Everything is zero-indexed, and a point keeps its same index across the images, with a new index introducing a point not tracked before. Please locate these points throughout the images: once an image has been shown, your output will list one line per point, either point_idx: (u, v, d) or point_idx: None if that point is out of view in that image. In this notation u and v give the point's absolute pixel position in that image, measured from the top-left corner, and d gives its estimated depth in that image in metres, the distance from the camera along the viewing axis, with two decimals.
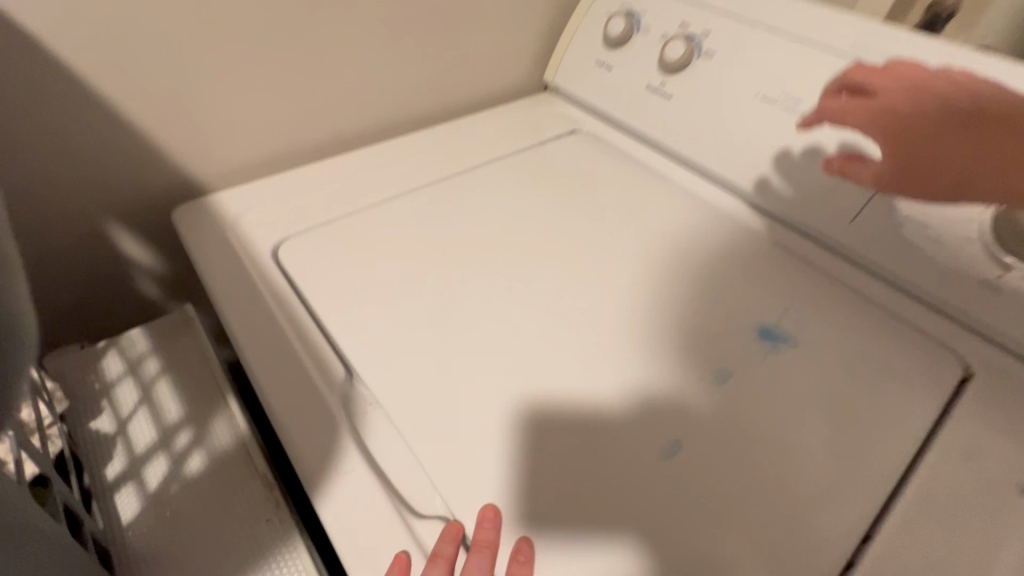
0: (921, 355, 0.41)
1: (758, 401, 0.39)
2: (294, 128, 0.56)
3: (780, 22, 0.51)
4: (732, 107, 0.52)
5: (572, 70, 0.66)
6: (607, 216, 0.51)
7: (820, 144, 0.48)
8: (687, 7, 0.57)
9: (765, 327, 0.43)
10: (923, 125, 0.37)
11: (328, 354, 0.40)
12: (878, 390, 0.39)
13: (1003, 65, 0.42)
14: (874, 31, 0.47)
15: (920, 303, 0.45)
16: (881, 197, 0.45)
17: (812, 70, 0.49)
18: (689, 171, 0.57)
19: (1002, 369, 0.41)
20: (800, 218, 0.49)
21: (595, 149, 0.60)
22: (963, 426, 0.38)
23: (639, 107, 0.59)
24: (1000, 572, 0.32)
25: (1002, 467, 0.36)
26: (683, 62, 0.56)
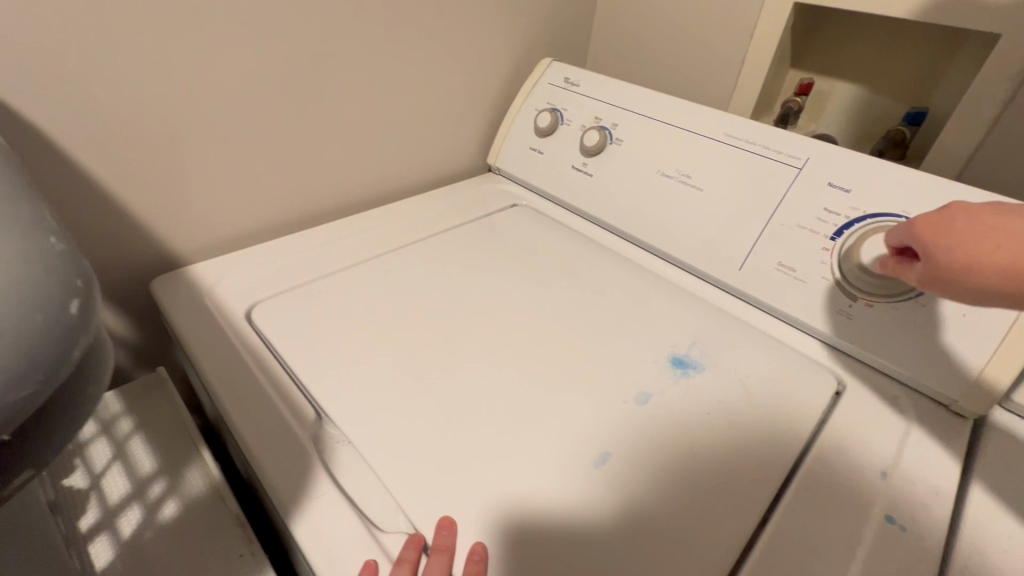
0: (801, 373, 0.50)
1: (671, 418, 0.45)
2: (270, 208, 0.64)
3: (666, 115, 0.65)
4: (640, 184, 0.66)
5: (511, 154, 0.79)
6: (545, 273, 0.61)
7: (707, 209, 0.60)
8: (597, 103, 0.72)
9: (677, 357, 0.50)
10: (956, 228, 0.38)
11: (299, 399, 0.44)
12: (769, 402, 0.47)
13: (821, 147, 0.55)
14: (735, 121, 0.61)
15: (798, 331, 0.55)
16: (757, 249, 0.57)
17: (693, 153, 0.62)
18: (613, 236, 0.68)
19: (862, 380, 0.50)
20: (699, 271, 0.61)
21: (535, 219, 0.72)
22: (837, 427, 0.46)
23: (568, 184, 0.72)
24: (883, 541, 0.38)
25: (870, 456, 0.43)
26: (599, 146, 0.69)
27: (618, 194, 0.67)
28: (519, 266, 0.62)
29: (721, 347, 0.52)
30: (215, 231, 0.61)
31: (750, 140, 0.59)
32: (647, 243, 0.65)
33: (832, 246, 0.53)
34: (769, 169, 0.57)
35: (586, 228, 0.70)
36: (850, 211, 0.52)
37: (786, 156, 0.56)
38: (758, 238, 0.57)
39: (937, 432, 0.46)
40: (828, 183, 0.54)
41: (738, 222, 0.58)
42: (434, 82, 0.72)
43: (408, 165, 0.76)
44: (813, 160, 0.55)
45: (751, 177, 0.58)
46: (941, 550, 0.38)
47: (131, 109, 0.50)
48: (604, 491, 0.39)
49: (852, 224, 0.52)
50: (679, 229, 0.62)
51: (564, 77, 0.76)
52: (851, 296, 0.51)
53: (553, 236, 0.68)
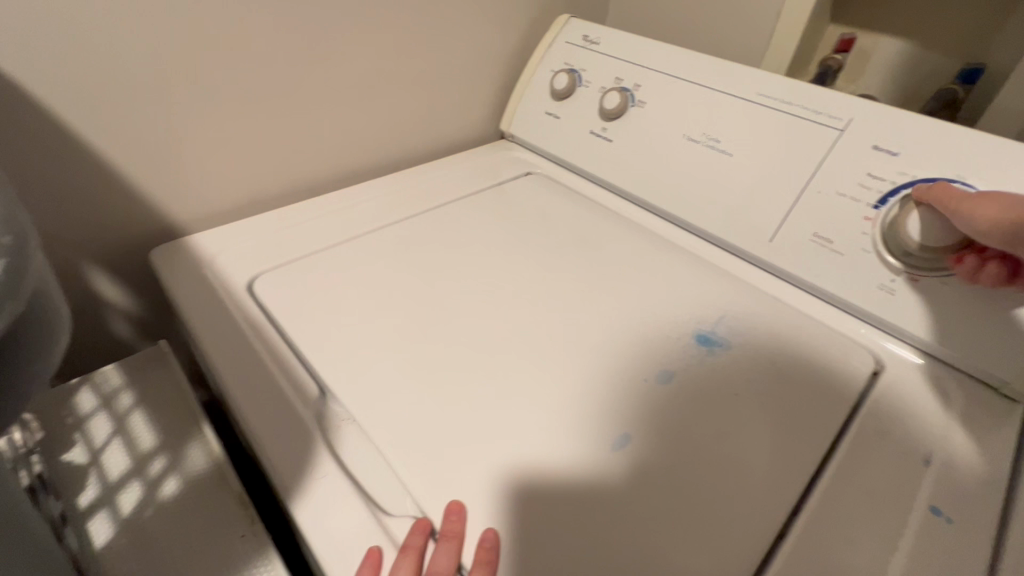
0: (836, 352, 0.46)
1: (696, 399, 0.42)
2: (273, 175, 0.61)
3: (695, 74, 0.60)
4: (663, 149, 0.61)
5: (526, 119, 0.75)
6: (562, 245, 0.57)
7: (736, 175, 0.56)
8: (619, 62, 0.66)
9: (703, 334, 0.47)
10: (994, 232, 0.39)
11: (302, 375, 0.42)
12: (804, 383, 0.43)
13: (872, 106, 0.50)
14: (773, 80, 0.55)
15: (833, 307, 0.51)
16: (791, 218, 0.53)
17: (723, 115, 0.57)
18: (633, 205, 0.64)
19: (905, 359, 0.47)
20: (726, 242, 0.57)
21: (550, 189, 0.68)
22: (876, 411, 0.43)
23: (586, 150, 0.68)
24: (927, 534, 0.35)
25: (912, 442, 0.40)
26: (620, 110, 0.64)
27: (640, 160, 0.63)
28: (532, 238, 0.58)
29: (750, 323, 0.48)
30: (216, 199, 0.58)
31: (785, 100, 0.54)
32: (670, 213, 0.61)
33: (875, 215, 0.48)
34: (807, 131, 0.52)
35: (604, 197, 0.66)
36: (897, 176, 0.47)
37: (826, 117, 0.52)
38: (791, 207, 0.53)
39: (986, 417, 0.42)
40: (873, 146, 0.49)
41: (771, 189, 0.54)
42: (444, 42, 0.68)
43: (416, 130, 0.72)
44: (856, 121, 0.50)
45: (786, 141, 0.53)
46: (992, 544, 0.35)
47: (122, 67, 0.46)
48: (624, 474, 0.37)
49: (898, 191, 0.47)
50: (704, 197, 0.58)
51: (584, 34, 0.71)
52: (895, 270, 0.47)
53: (569, 205, 0.64)
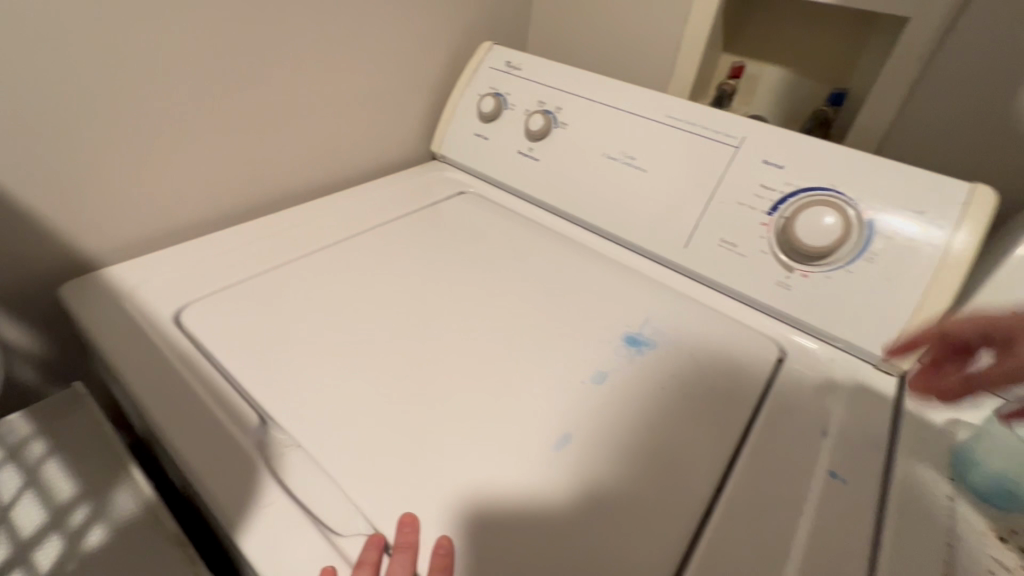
0: (746, 344, 0.52)
1: (629, 396, 0.45)
2: (196, 202, 0.59)
3: (609, 98, 0.65)
4: (585, 167, 0.66)
5: (454, 142, 0.78)
6: (496, 261, 0.60)
7: (651, 189, 0.61)
8: (540, 87, 0.71)
9: (632, 335, 0.51)
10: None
11: (240, 404, 0.41)
12: (721, 374, 0.48)
13: (760, 126, 0.57)
14: (678, 104, 0.61)
15: (741, 304, 0.57)
16: (701, 227, 0.58)
17: (637, 134, 0.63)
18: (561, 220, 0.68)
19: (802, 346, 0.53)
20: (647, 251, 0.62)
21: (481, 207, 0.71)
22: (781, 393, 0.48)
23: (514, 169, 0.71)
24: (826, 496, 0.40)
25: (812, 418, 0.46)
26: (543, 131, 0.69)
27: (565, 177, 0.67)
28: (467, 255, 0.60)
29: (672, 322, 0.53)
30: (132, 229, 0.55)
31: (689, 121, 0.60)
32: (594, 226, 0.65)
33: (769, 221, 0.54)
34: (708, 148, 0.58)
35: (534, 213, 0.69)
36: (784, 186, 0.54)
37: (724, 136, 0.58)
38: (701, 216, 0.58)
39: (870, 391, 0.49)
40: (763, 161, 0.55)
41: (681, 200, 0.59)
42: (369, 67, 0.69)
43: (346, 154, 0.72)
44: (749, 140, 0.57)
45: (692, 157, 0.59)
46: (876, 497, 0.40)
47: (26, 91, 0.44)
48: (569, 471, 0.39)
49: (786, 199, 0.54)
50: (626, 211, 0.62)
51: (507, 60, 0.74)
52: (787, 267, 0.53)
53: (502, 223, 0.67)
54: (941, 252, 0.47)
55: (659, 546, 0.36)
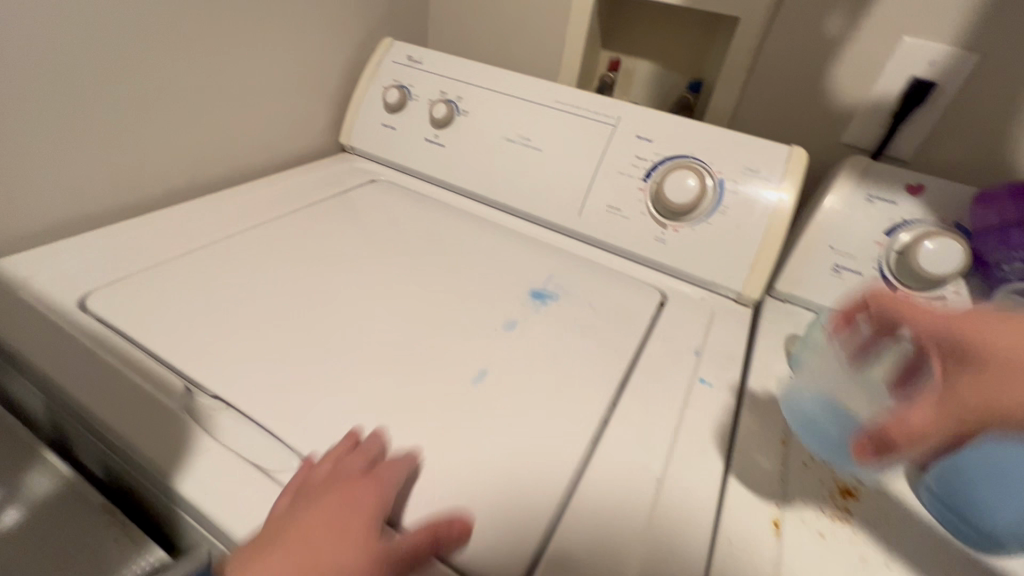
0: (633, 291, 0.61)
1: (535, 338, 0.51)
2: (93, 193, 0.57)
3: (503, 86, 0.72)
4: (487, 150, 0.72)
5: (362, 133, 0.81)
6: (411, 238, 0.64)
7: (547, 166, 0.69)
8: (440, 78, 0.76)
9: (537, 290, 0.58)
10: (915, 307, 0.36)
11: (164, 374, 0.41)
12: (613, 314, 0.56)
13: (631, 107, 0.66)
14: (563, 90, 0.69)
15: (629, 260, 0.65)
16: (591, 196, 0.66)
17: (531, 118, 0.70)
18: (469, 200, 0.74)
19: (679, 290, 0.62)
20: (547, 222, 0.69)
21: (393, 193, 0.74)
22: (663, 326, 0.57)
23: (421, 156, 0.76)
24: (700, 395, 0.48)
25: (687, 342, 0.55)
26: (446, 119, 0.74)
27: (470, 160, 0.73)
28: (384, 235, 0.64)
29: (571, 279, 0.61)
30: (22, 222, 0.52)
31: (573, 104, 0.68)
32: (501, 203, 0.71)
33: (645, 187, 0.64)
34: (591, 127, 0.67)
35: (444, 196, 0.75)
36: (654, 156, 0.63)
37: (603, 117, 0.67)
38: (589, 186, 0.66)
39: (732, 320, 0.59)
40: (636, 135, 0.65)
41: (572, 174, 0.67)
42: (271, 59, 0.70)
43: (252, 146, 0.73)
44: (623, 119, 0.66)
45: (579, 136, 0.67)
46: (737, 393, 0.49)
47: None
48: (491, 397, 0.44)
49: (656, 167, 0.63)
50: (526, 187, 0.69)
51: (407, 54, 0.78)
52: (661, 225, 0.63)
53: (413, 206, 0.71)
54: (773, 202, 0.59)
55: (575, 445, 0.41)
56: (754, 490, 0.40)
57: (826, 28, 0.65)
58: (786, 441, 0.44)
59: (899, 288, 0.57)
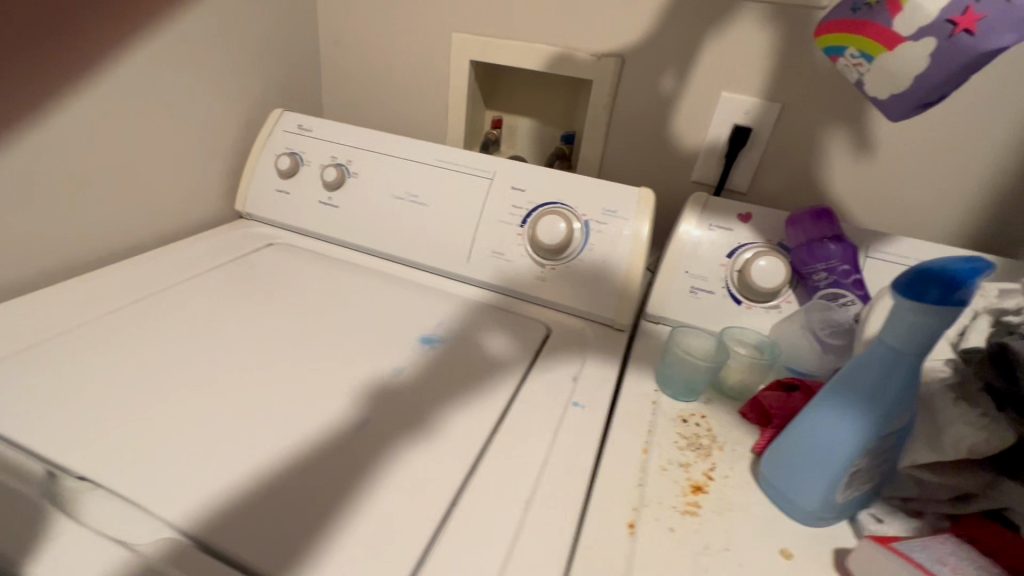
0: (518, 327, 0.65)
1: (418, 381, 0.54)
2: None
3: (388, 148, 0.77)
4: (378, 207, 0.76)
5: (257, 199, 0.83)
6: (304, 296, 0.66)
7: (434, 218, 0.74)
8: (330, 144, 0.80)
9: (425, 336, 0.61)
10: None
11: (22, 460, 0.41)
12: (498, 350, 0.60)
13: (505, 161, 0.73)
14: (444, 149, 0.75)
15: (517, 298, 0.71)
16: (476, 244, 0.71)
17: (416, 176, 0.75)
18: (366, 255, 0.77)
19: (563, 322, 0.68)
20: (440, 270, 0.73)
21: (290, 254, 0.77)
22: (546, 356, 0.61)
23: (317, 218, 0.79)
24: (571, 415, 0.52)
25: (566, 368, 0.60)
26: (337, 182, 0.78)
27: (364, 218, 0.77)
28: (276, 296, 0.65)
29: (460, 322, 0.65)
30: None
31: (453, 162, 0.74)
32: (396, 255, 0.75)
33: (522, 231, 0.70)
34: (471, 181, 0.73)
35: (341, 253, 0.78)
36: (527, 204, 0.70)
37: (481, 171, 0.73)
38: (474, 235, 0.72)
39: (609, 344, 0.65)
40: (510, 186, 0.71)
41: (457, 225, 0.73)
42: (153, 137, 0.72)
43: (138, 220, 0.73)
44: (498, 172, 0.72)
45: (460, 190, 0.73)
46: (606, 411, 0.54)
47: None
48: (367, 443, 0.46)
49: (530, 213, 0.70)
50: (417, 239, 0.74)
51: (297, 124, 0.83)
52: (540, 264, 0.69)
53: (309, 266, 0.73)
54: (632, 236, 0.66)
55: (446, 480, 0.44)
56: (612, 496, 0.44)
57: (662, 86, 0.76)
58: (646, 449, 0.49)
59: (744, 302, 0.65)
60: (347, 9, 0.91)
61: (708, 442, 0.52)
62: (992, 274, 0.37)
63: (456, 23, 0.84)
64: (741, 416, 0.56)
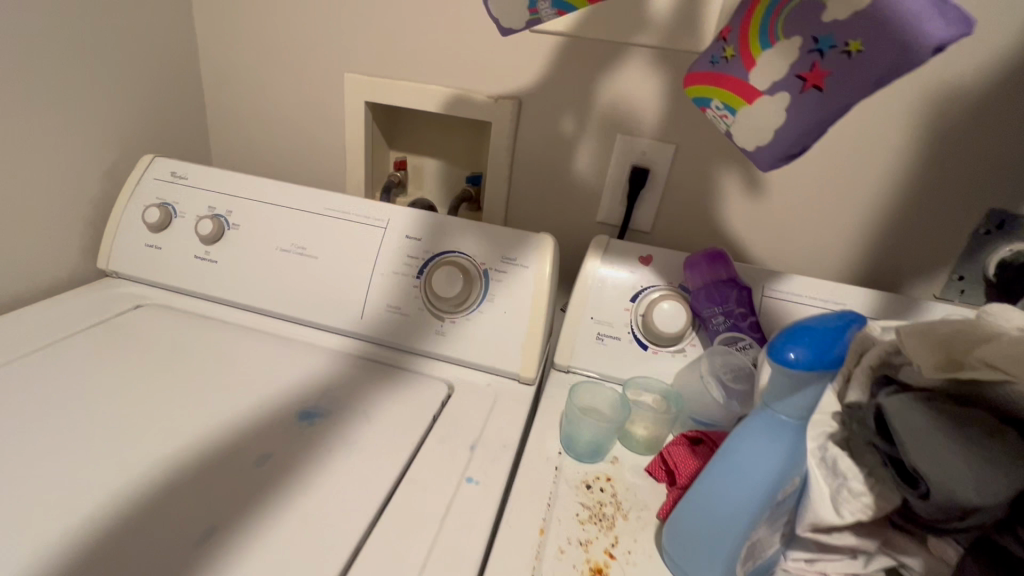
0: (416, 390, 0.60)
1: (288, 468, 0.47)
2: None
3: (273, 197, 0.71)
4: (261, 262, 0.69)
5: (122, 255, 0.73)
6: (166, 367, 0.58)
7: (324, 274, 0.68)
8: (208, 194, 0.72)
9: (306, 410, 0.54)
10: None
11: None
12: (387, 420, 0.54)
13: (399, 209, 0.68)
14: (334, 197, 0.70)
15: (419, 354, 0.65)
16: (371, 300, 0.66)
17: (305, 226, 0.69)
18: (249, 314, 0.70)
19: (466, 379, 0.63)
20: (332, 327, 0.67)
21: (159, 317, 0.67)
22: (444, 423, 0.56)
23: (193, 275, 0.71)
24: (466, 497, 0.47)
25: (464, 435, 0.54)
26: (215, 235, 0.70)
27: (246, 274, 0.69)
28: (131, 372, 0.57)
29: (348, 389, 0.58)
30: None
31: (344, 211, 0.69)
32: (283, 313, 0.68)
33: (420, 284, 0.65)
34: (364, 231, 0.68)
35: (222, 313, 0.69)
36: (425, 254, 0.66)
37: (374, 220, 0.68)
38: (368, 289, 0.66)
39: (515, 401, 0.61)
40: (406, 236, 0.67)
41: (350, 278, 0.67)
42: None
43: None
44: (393, 221, 0.68)
45: (352, 241, 0.68)
46: (505, 485, 0.49)
47: None
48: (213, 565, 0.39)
49: (427, 264, 0.66)
50: (306, 295, 0.68)
51: (171, 171, 0.74)
52: (440, 318, 0.64)
53: (178, 331, 0.65)
54: (534, 284, 0.63)
55: None
56: None
57: (562, 128, 0.75)
58: (544, 529, 0.45)
59: (651, 347, 0.63)
60: (230, 46, 0.84)
61: (613, 512, 0.48)
62: (862, 328, 0.38)
63: (348, 63, 0.80)
64: (650, 474, 0.53)
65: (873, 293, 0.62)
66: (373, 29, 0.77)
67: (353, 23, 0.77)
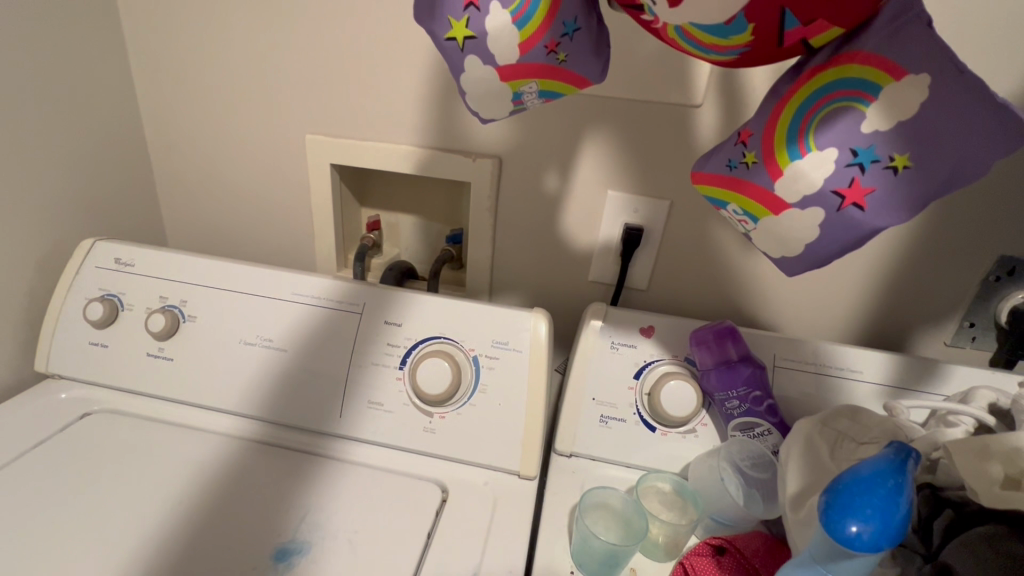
0: (406, 501, 0.53)
1: None
2: None
3: (231, 282, 0.63)
4: (224, 357, 0.62)
5: (65, 353, 0.65)
6: (114, 501, 0.50)
7: (295, 368, 0.61)
8: (159, 281, 0.65)
9: (282, 547, 0.48)
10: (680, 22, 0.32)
11: None
12: (375, 549, 0.48)
13: (374, 290, 0.62)
14: (299, 278, 0.63)
15: (407, 451, 0.59)
16: (349, 395, 0.60)
17: (270, 314, 0.62)
18: (211, 414, 0.62)
19: (462, 478, 0.57)
20: (307, 426, 0.60)
21: (109, 427, 0.60)
22: (441, 542, 0.50)
23: (146, 375, 0.63)
24: None
25: (462, 560, 0.48)
26: (168, 329, 0.62)
27: (207, 371, 0.62)
28: (73, 513, 0.49)
29: (328, 508, 0.51)
30: None
31: (313, 295, 0.62)
32: (250, 413, 0.61)
33: (403, 374, 0.59)
34: (337, 316, 0.61)
35: (180, 414, 0.62)
36: (406, 341, 0.60)
37: (347, 304, 0.61)
38: (346, 382, 0.60)
39: (517, 503, 0.55)
40: (384, 321, 0.60)
41: (325, 371, 0.60)
42: None
43: None
44: (368, 304, 0.61)
45: (324, 329, 0.61)
46: None
47: None
48: None
49: (410, 353, 0.59)
50: (276, 392, 0.61)
51: (115, 256, 0.66)
52: (428, 412, 0.58)
53: (130, 445, 0.57)
54: (528, 369, 0.58)
55: None
56: None
57: (548, 185, 0.69)
58: None
59: (659, 428, 0.58)
60: (176, 108, 0.76)
61: None
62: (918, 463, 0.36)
63: (309, 121, 0.73)
64: None
65: (891, 357, 0.58)
66: (335, 87, 0.70)
67: (314, 82, 0.70)
